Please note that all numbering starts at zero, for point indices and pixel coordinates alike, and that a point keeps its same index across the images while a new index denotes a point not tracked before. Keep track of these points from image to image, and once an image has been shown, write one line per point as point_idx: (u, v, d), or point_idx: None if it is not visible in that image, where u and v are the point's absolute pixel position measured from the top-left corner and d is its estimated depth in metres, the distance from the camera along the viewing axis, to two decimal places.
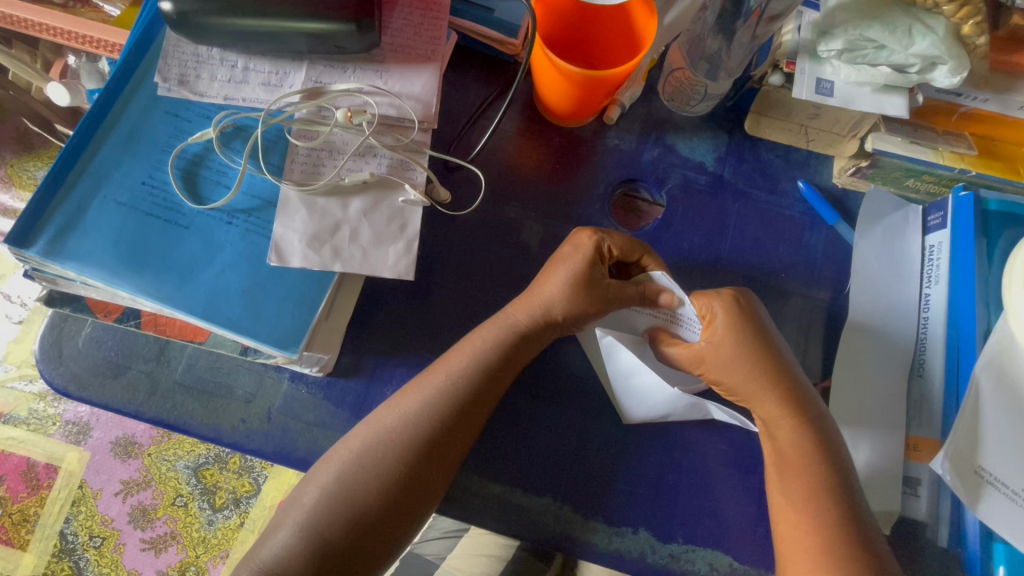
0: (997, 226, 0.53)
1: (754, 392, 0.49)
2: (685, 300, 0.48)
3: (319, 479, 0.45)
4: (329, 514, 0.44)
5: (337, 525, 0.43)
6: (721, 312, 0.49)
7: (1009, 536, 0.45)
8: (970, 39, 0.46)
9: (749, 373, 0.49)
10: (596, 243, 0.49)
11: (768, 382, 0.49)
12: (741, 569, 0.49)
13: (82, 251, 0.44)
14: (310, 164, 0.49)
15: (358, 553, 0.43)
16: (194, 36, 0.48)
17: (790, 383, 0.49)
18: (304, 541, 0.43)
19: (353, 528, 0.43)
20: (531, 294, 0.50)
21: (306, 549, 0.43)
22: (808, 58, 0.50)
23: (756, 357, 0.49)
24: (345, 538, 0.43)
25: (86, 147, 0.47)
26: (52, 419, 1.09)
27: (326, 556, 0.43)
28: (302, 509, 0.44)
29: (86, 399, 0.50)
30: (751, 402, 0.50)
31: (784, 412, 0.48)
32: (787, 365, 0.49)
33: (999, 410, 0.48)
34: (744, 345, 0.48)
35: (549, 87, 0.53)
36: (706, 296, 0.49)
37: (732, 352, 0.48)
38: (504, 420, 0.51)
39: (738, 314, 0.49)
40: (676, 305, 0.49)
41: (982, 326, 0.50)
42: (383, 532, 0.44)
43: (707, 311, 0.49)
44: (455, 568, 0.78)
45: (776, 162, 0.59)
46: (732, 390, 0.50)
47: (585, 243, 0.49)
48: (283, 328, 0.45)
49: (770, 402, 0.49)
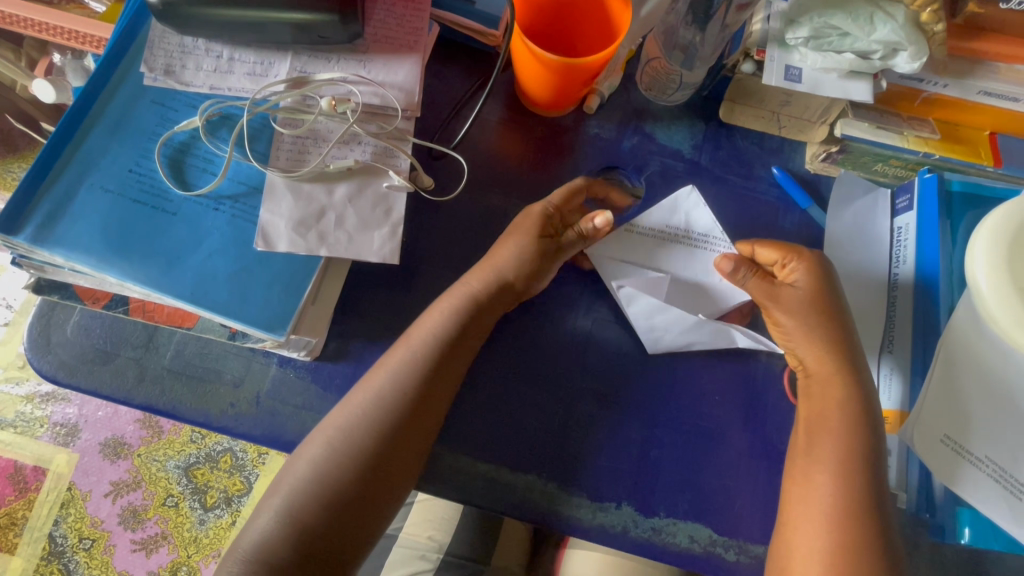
0: (960, 207, 0.56)
1: (810, 343, 0.51)
2: (706, 213, 0.56)
3: (300, 463, 0.46)
4: (304, 498, 0.45)
5: (313, 507, 0.45)
6: (803, 262, 0.52)
7: (974, 501, 0.47)
8: (928, 26, 0.48)
9: (814, 324, 0.51)
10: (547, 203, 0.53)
11: (830, 336, 0.51)
12: (722, 541, 0.51)
13: (70, 238, 0.45)
14: (296, 151, 0.50)
15: (336, 536, 0.45)
16: (179, 26, 0.49)
17: (844, 339, 0.52)
18: (291, 526, 0.44)
19: (326, 512, 0.45)
20: (489, 261, 0.52)
21: (286, 534, 0.44)
22: (776, 46, 0.52)
23: (825, 309, 0.52)
24: (323, 521, 0.44)
25: (74, 136, 0.48)
26: (39, 421, 1.09)
27: (303, 538, 0.44)
28: (279, 495, 0.46)
29: (75, 386, 0.51)
30: (805, 353, 0.52)
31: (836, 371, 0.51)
32: (844, 320, 0.52)
33: (965, 381, 0.50)
34: (820, 298, 0.52)
35: (529, 77, 0.54)
36: (792, 250, 0.53)
37: (808, 300, 0.52)
38: (489, 400, 0.52)
39: (819, 269, 0.52)
40: (697, 223, 0.56)
41: (946, 302, 0.53)
42: (361, 510, 0.46)
43: (788, 262, 0.53)
44: (411, 533, 0.78)
45: (751, 149, 0.61)
46: (787, 338, 0.53)
47: (535, 207, 0.53)
48: (269, 311, 0.46)
49: (827, 355, 0.51)
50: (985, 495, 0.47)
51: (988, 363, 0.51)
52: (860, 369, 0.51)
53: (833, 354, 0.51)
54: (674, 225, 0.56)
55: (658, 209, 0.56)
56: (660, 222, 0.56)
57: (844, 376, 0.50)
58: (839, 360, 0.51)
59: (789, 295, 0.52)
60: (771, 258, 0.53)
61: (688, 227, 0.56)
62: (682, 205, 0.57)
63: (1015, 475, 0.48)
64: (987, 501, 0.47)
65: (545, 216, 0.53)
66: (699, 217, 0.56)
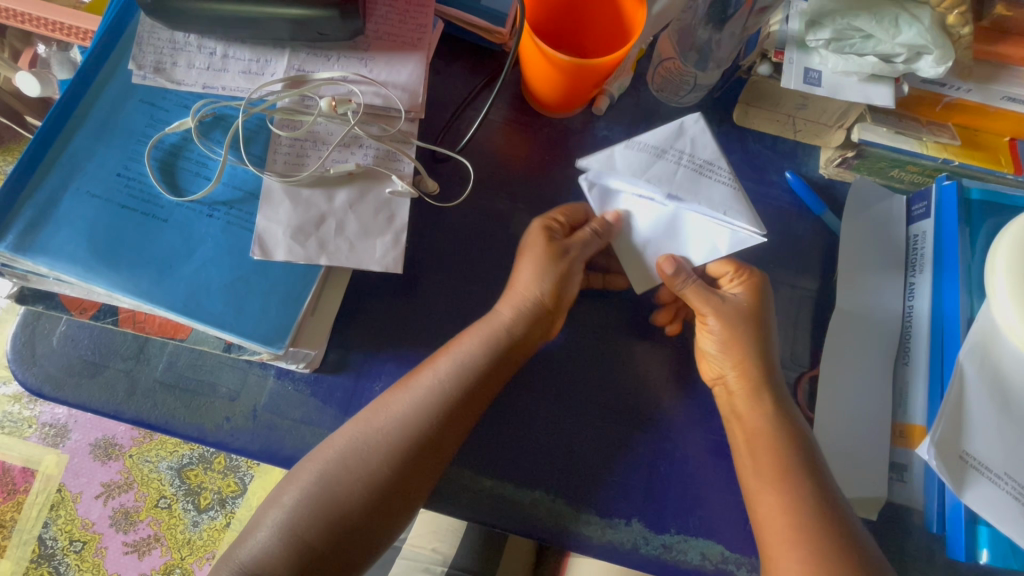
0: (980, 215, 0.53)
1: (726, 348, 0.50)
2: (712, 145, 0.51)
3: (301, 476, 0.44)
4: (308, 511, 0.43)
5: (315, 524, 0.43)
6: (717, 311, 0.51)
7: (992, 519, 0.45)
8: (955, 29, 0.46)
9: (732, 340, 0.50)
10: (546, 219, 0.52)
11: (749, 347, 0.50)
12: (734, 558, 0.49)
13: (53, 246, 0.42)
14: (294, 155, 0.48)
15: (338, 552, 0.43)
16: (169, 21, 0.46)
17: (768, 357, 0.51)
18: (286, 543, 0.42)
19: (330, 529, 0.43)
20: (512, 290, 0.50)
21: (287, 550, 0.42)
22: (796, 48, 0.50)
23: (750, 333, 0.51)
24: (327, 544, 0.42)
25: (58, 138, 0.45)
26: (28, 421, 1.06)
27: (307, 551, 0.42)
28: (280, 510, 0.43)
29: (61, 399, 0.49)
30: (727, 367, 0.50)
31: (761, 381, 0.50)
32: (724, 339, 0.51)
33: (984, 396, 0.48)
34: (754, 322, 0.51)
35: (537, 77, 0.52)
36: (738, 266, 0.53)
37: (729, 316, 0.51)
38: (497, 412, 0.51)
39: (757, 294, 0.52)
40: (702, 150, 0.51)
41: (966, 313, 0.51)
42: (365, 524, 0.44)
43: (733, 278, 0.53)
44: (416, 545, 0.79)
45: (764, 153, 0.60)
46: (717, 352, 0.51)
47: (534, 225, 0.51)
48: (266, 323, 0.44)
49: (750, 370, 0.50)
50: (1008, 515, 0.45)
51: (1007, 376, 0.49)
52: (773, 373, 0.51)
53: (736, 357, 0.50)
54: (677, 148, 0.51)
55: (663, 130, 0.51)
56: (660, 143, 0.51)
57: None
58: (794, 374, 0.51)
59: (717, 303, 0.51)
60: (719, 271, 0.53)
61: (692, 153, 0.51)
62: (689, 131, 0.51)
63: None
64: (1010, 522, 0.45)
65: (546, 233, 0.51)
66: (704, 146, 0.51)
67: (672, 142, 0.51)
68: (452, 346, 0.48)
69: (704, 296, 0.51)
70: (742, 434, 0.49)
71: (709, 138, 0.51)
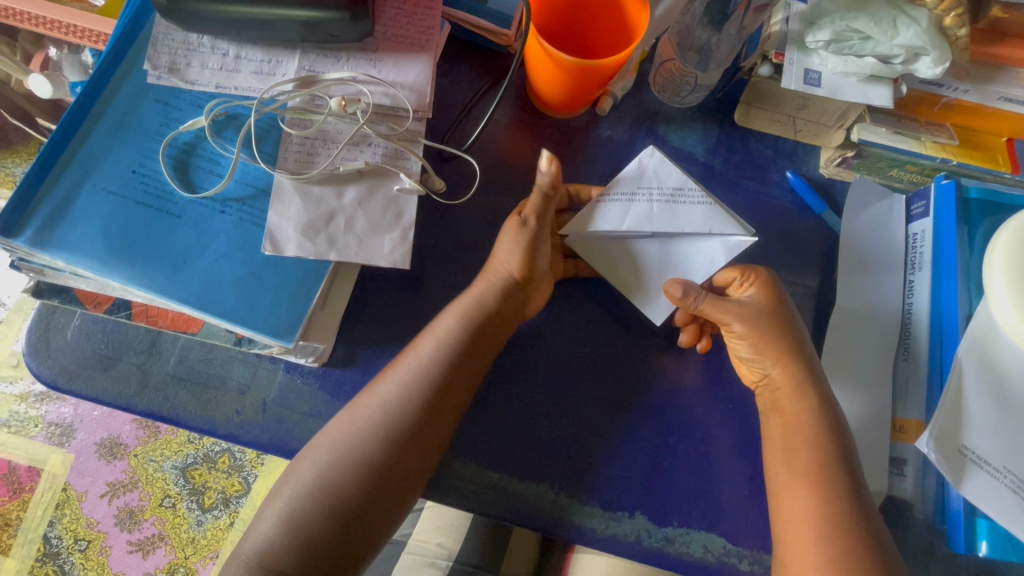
0: (978, 213, 0.54)
1: (761, 350, 0.51)
2: (675, 171, 0.51)
3: (300, 468, 0.45)
4: (307, 500, 0.44)
5: (315, 513, 0.44)
6: (738, 316, 0.51)
7: (992, 511, 0.46)
8: (951, 31, 0.47)
9: (764, 340, 0.51)
10: (517, 215, 0.51)
11: (778, 339, 0.51)
12: (735, 551, 0.50)
13: (71, 241, 0.43)
14: (304, 153, 0.49)
15: (339, 542, 0.44)
16: (183, 23, 0.48)
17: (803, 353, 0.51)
18: (288, 533, 0.43)
19: (332, 519, 0.44)
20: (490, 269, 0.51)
21: (288, 538, 0.43)
22: (796, 49, 0.51)
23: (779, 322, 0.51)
24: (325, 531, 0.43)
25: (75, 135, 0.46)
26: (34, 421, 1.07)
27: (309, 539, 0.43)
28: (280, 500, 0.45)
29: (75, 392, 0.50)
30: (771, 365, 0.51)
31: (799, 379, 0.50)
32: (759, 341, 0.51)
33: (982, 391, 0.49)
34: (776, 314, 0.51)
35: (542, 77, 0.53)
36: (747, 271, 0.53)
37: (749, 314, 0.51)
38: (503, 407, 0.51)
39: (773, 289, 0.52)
40: (669, 180, 0.51)
41: (964, 309, 0.52)
42: (368, 513, 0.45)
43: (745, 280, 0.53)
44: (421, 540, 0.79)
45: (765, 153, 0.61)
46: (753, 351, 0.51)
47: (512, 221, 0.51)
48: (277, 317, 0.45)
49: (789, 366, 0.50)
50: (1006, 508, 0.46)
51: (1006, 371, 0.50)
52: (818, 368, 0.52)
53: (771, 356, 0.51)
54: (645, 188, 0.51)
55: (626, 175, 0.51)
56: (627, 189, 0.51)
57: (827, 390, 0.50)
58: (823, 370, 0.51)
59: (734, 306, 0.51)
60: (728, 278, 0.53)
61: (660, 185, 0.51)
62: (649, 165, 0.52)
63: None
64: (1008, 515, 0.46)
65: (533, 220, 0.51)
66: (668, 174, 0.52)
67: (637, 183, 0.51)
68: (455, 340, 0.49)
69: (719, 306, 0.51)
70: (780, 428, 0.50)
71: (671, 165, 0.51)
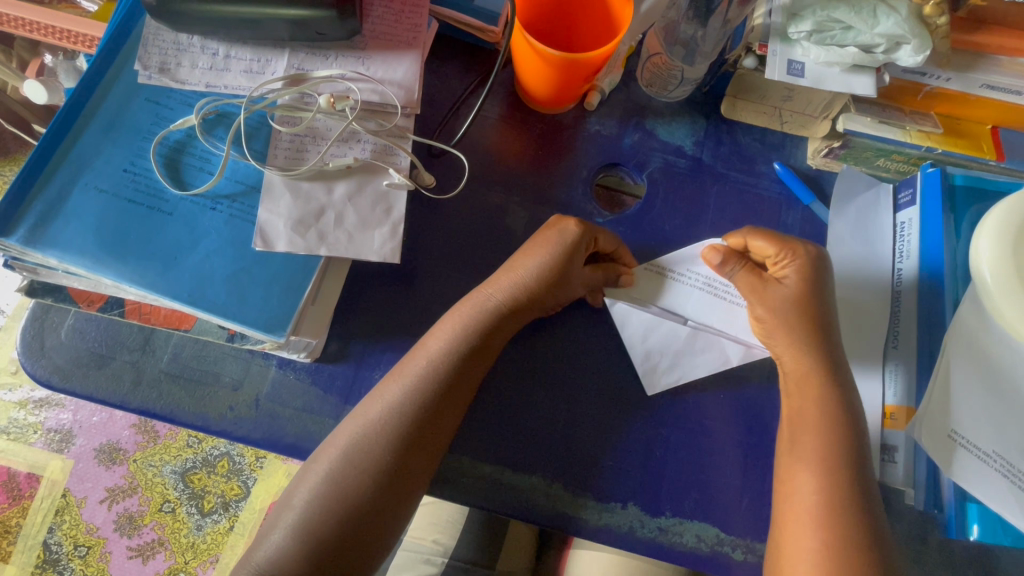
0: (964, 201, 0.54)
1: (793, 344, 0.50)
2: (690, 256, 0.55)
3: (311, 474, 0.45)
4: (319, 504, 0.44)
5: (321, 516, 0.43)
6: (769, 309, 0.51)
7: (981, 496, 0.46)
8: (931, 19, 0.47)
9: (802, 331, 0.50)
10: (584, 229, 0.51)
11: (807, 333, 0.50)
12: (729, 540, 0.50)
13: (63, 239, 0.44)
14: (294, 150, 0.49)
15: (349, 546, 0.43)
16: (174, 23, 0.48)
17: (824, 342, 0.50)
18: (296, 542, 0.43)
19: (341, 524, 0.43)
20: (513, 270, 0.51)
21: (298, 550, 0.43)
22: (779, 41, 0.51)
23: (811, 310, 0.50)
24: (332, 532, 0.43)
25: (67, 135, 0.47)
26: (33, 427, 1.07)
27: (317, 549, 0.43)
28: (291, 512, 0.44)
29: (69, 390, 0.50)
30: (784, 352, 0.50)
31: (817, 366, 0.49)
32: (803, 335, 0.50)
33: (972, 375, 0.49)
34: (806, 305, 0.50)
35: (529, 72, 0.54)
36: (788, 248, 0.50)
37: (782, 307, 0.50)
38: (494, 399, 0.52)
39: (813, 268, 0.51)
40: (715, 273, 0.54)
41: (951, 296, 0.52)
42: (379, 518, 0.44)
43: (782, 260, 0.51)
44: (416, 537, 0.78)
45: (752, 145, 0.61)
46: (767, 336, 0.51)
47: (570, 227, 0.51)
48: (268, 312, 0.45)
49: (805, 356, 0.49)
50: (995, 491, 0.47)
51: (994, 357, 0.50)
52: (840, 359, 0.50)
53: (798, 348, 0.50)
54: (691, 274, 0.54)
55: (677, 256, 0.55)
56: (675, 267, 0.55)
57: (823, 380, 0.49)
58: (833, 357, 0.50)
59: (772, 290, 0.51)
60: (765, 253, 0.51)
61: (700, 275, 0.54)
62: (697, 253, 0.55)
63: None
64: (996, 497, 0.46)
65: (581, 238, 0.50)
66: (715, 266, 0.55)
67: (686, 267, 0.55)
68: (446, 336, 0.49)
69: (752, 289, 0.51)
70: None
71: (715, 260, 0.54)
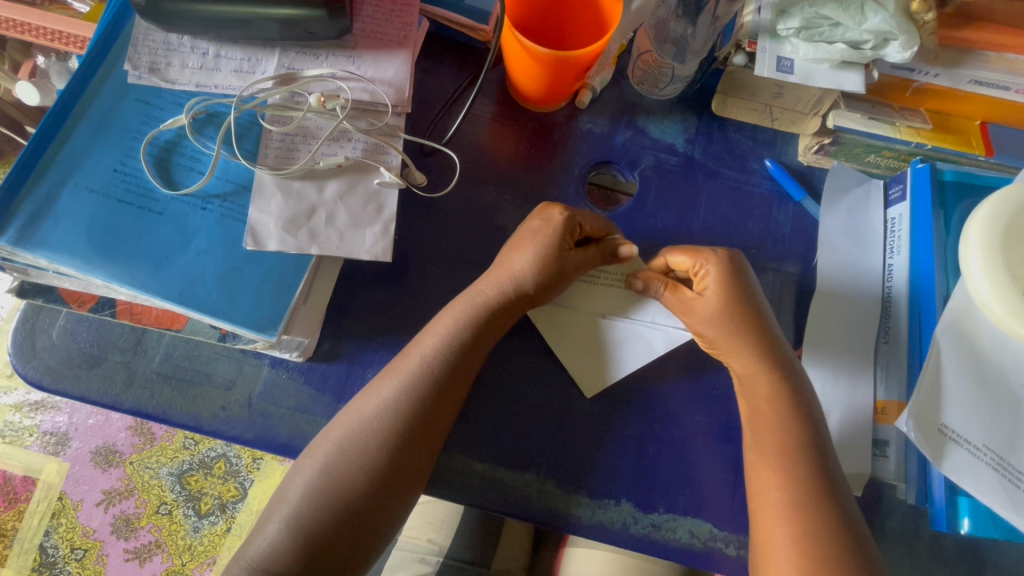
0: (954, 196, 0.55)
1: (739, 348, 0.51)
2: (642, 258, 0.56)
3: (304, 472, 0.45)
4: (313, 503, 0.43)
5: (310, 519, 0.43)
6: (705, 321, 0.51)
7: (972, 489, 0.46)
8: (918, 15, 0.47)
9: (741, 335, 0.50)
10: (568, 216, 0.51)
11: (748, 337, 0.50)
12: (722, 536, 0.50)
13: (53, 239, 0.44)
14: (285, 149, 0.49)
15: (340, 542, 0.43)
16: (163, 23, 0.48)
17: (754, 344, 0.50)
18: (291, 535, 0.43)
19: (334, 519, 0.43)
20: (503, 267, 0.51)
21: (293, 544, 0.42)
22: (768, 38, 0.51)
23: (740, 311, 0.51)
24: (324, 528, 0.43)
25: (57, 136, 0.47)
26: (28, 430, 1.07)
27: (310, 546, 0.42)
28: (287, 504, 0.44)
29: (61, 391, 0.50)
30: (730, 356, 0.51)
31: (763, 366, 0.50)
32: (749, 340, 0.50)
33: (962, 369, 0.50)
34: (730, 311, 0.51)
35: (520, 71, 0.54)
36: (702, 255, 0.52)
37: (711, 316, 0.51)
38: (487, 397, 0.52)
39: (728, 272, 0.52)
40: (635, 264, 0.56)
41: (942, 290, 0.52)
42: (373, 517, 0.44)
43: (699, 268, 0.52)
44: (412, 536, 0.79)
45: (743, 142, 0.61)
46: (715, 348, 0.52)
47: (554, 214, 0.52)
48: (259, 310, 0.45)
49: (749, 356, 0.50)
50: (983, 484, 0.46)
51: (983, 351, 0.50)
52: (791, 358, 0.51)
53: (745, 351, 0.50)
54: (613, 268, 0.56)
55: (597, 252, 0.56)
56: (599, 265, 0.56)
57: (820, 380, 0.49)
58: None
59: (697, 302, 0.52)
60: (684, 266, 0.53)
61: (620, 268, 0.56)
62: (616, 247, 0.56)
63: (1012, 463, 0.48)
64: (986, 490, 0.46)
65: (566, 225, 0.51)
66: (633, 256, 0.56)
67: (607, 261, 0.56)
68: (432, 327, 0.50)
69: (682, 304, 0.52)
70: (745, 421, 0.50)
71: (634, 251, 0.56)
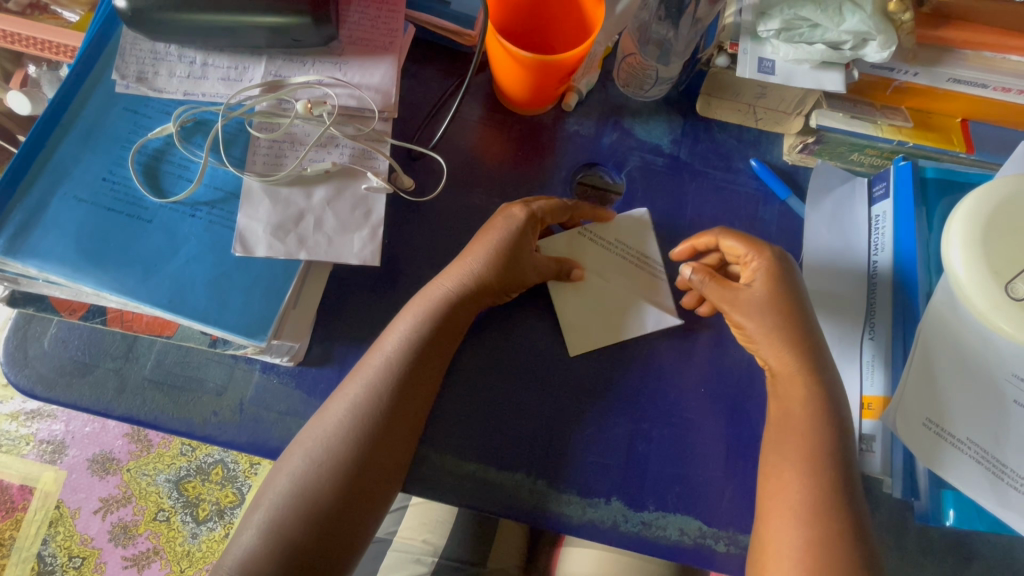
0: (936, 193, 0.56)
1: (773, 341, 0.51)
2: (655, 241, 0.58)
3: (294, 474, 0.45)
4: (303, 507, 0.44)
5: (296, 520, 0.44)
6: (751, 317, 0.52)
7: (955, 481, 0.47)
8: (896, 15, 0.48)
9: (780, 329, 0.51)
10: (528, 212, 0.52)
11: (790, 333, 0.51)
12: (712, 532, 0.51)
13: (43, 248, 0.44)
14: (272, 156, 0.50)
15: (323, 543, 0.44)
16: (149, 32, 0.49)
17: (806, 336, 0.51)
18: (266, 539, 0.43)
19: (311, 522, 0.44)
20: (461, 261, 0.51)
21: (269, 546, 0.43)
22: (749, 39, 0.52)
23: (787, 306, 0.51)
24: (304, 534, 0.43)
25: (45, 146, 0.47)
26: (25, 439, 1.07)
27: (288, 550, 0.43)
28: (261, 511, 0.44)
29: (53, 399, 0.50)
30: (768, 353, 0.52)
31: (800, 366, 0.50)
32: (812, 335, 0.52)
33: (946, 364, 0.51)
34: (781, 299, 0.51)
35: (505, 75, 0.54)
36: (756, 248, 0.53)
37: (757, 309, 0.51)
38: (477, 397, 0.52)
39: (778, 270, 0.52)
40: (645, 245, 0.58)
41: (924, 286, 0.53)
42: (359, 513, 0.45)
43: (752, 260, 0.53)
44: (408, 537, 0.79)
45: (729, 142, 0.62)
46: (752, 339, 0.53)
47: (516, 212, 0.52)
48: (250, 315, 0.46)
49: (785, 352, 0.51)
50: (969, 477, 0.48)
51: (968, 346, 0.51)
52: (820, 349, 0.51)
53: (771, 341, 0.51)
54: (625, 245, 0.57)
55: (613, 224, 0.58)
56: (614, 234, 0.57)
57: (806, 376, 0.50)
58: (807, 344, 0.51)
59: (746, 295, 0.52)
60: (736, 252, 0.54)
61: (634, 246, 0.57)
62: (637, 223, 0.58)
63: (996, 455, 0.48)
64: (970, 483, 0.47)
65: (526, 222, 0.52)
66: (646, 238, 0.58)
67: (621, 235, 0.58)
68: (395, 321, 0.50)
69: (726, 298, 0.52)
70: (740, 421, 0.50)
71: (652, 236, 0.58)
